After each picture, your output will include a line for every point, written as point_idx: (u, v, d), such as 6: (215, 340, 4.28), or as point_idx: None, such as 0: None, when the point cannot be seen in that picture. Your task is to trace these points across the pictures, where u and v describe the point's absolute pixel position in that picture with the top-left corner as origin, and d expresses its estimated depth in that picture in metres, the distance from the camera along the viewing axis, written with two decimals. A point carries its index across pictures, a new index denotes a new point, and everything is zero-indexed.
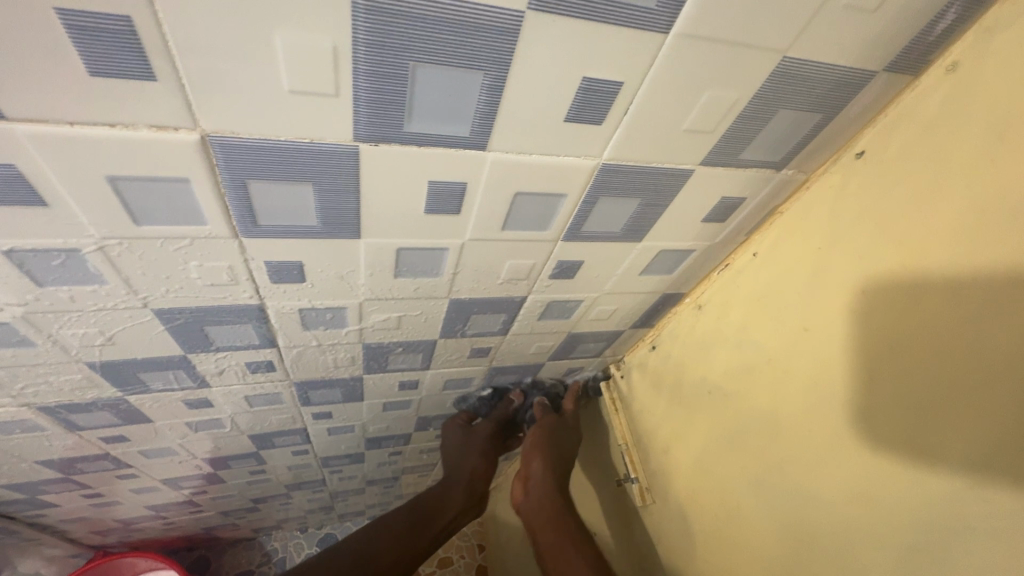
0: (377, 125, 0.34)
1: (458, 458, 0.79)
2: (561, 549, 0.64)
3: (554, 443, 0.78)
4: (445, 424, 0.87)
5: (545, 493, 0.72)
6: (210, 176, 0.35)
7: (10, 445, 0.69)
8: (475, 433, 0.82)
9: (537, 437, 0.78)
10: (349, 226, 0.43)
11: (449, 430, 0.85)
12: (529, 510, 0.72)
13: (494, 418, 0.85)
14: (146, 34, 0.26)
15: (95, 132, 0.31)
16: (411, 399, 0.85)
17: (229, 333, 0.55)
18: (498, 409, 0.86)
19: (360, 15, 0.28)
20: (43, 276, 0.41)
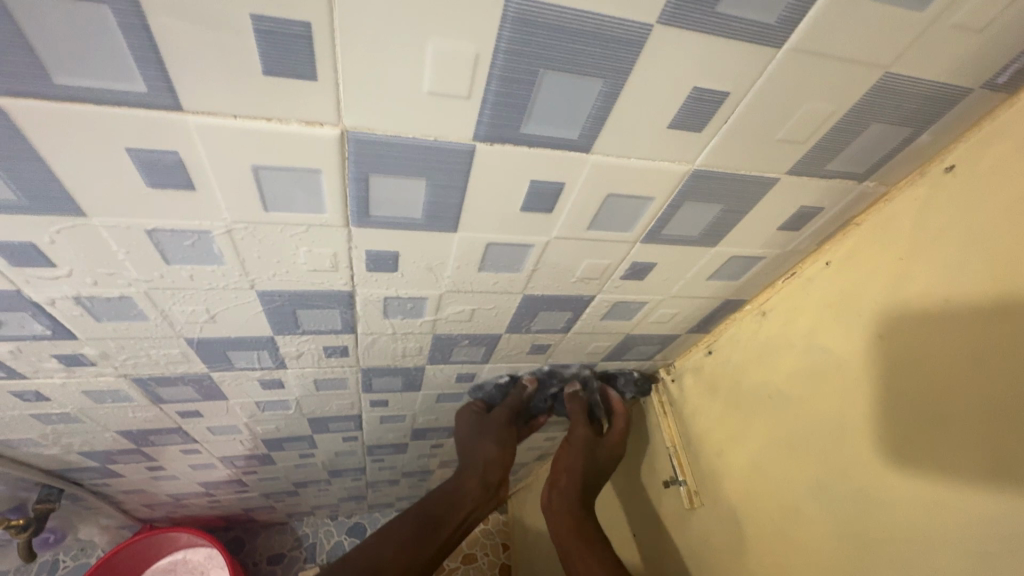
0: (496, 126, 0.37)
1: (472, 446, 0.79)
2: (582, 558, 0.66)
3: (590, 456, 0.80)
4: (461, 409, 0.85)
5: (571, 505, 0.74)
6: (339, 168, 0.38)
7: (98, 414, 0.74)
8: (491, 419, 0.81)
9: (575, 451, 0.79)
10: (449, 221, 0.46)
11: (463, 417, 0.84)
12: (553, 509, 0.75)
13: (508, 405, 0.82)
14: (319, 39, 0.30)
15: (254, 124, 0.34)
16: (464, 392, 0.87)
17: (317, 317, 0.58)
18: (512, 395, 0.84)
19: (506, 26, 0.30)
20: (172, 255, 0.45)
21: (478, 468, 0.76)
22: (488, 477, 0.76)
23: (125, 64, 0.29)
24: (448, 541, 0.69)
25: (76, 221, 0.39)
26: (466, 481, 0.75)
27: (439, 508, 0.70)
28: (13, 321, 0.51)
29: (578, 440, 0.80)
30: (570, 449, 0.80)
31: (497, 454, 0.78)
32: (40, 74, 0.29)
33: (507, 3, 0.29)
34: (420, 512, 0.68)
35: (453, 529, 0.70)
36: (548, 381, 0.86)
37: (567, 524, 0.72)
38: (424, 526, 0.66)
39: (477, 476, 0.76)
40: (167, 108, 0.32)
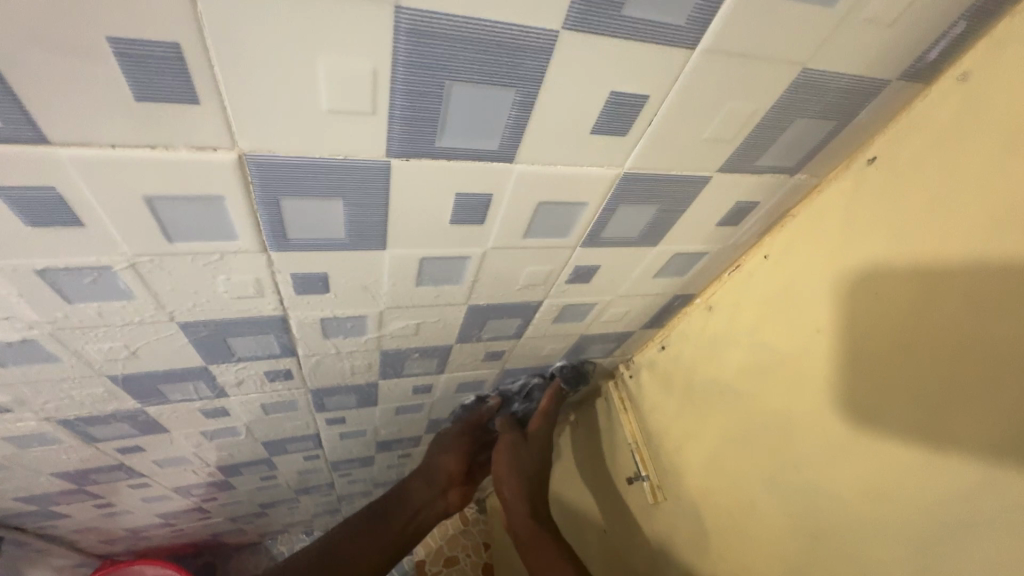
0: (409, 141, 0.35)
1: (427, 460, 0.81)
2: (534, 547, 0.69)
3: (519, 460, 0.78)
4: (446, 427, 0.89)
5: (524, 508, 0.74)
6: (244, 193, 0.36)
7: (26, 459, 0.69)
8: (444, 434, 0.84)
9: (507, 458, 0.78)
10: (376, 238, 0.43)
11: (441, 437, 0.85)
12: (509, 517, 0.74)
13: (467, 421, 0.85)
14: (192, 60, 0.27)
15: (136, 153, 0.31)
16: (423, 402, 0.85)
17: (252, 344, 0.55)
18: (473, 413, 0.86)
19: (401, 38, 0.28)
20: (75, 293, 0.41)
21: (424, 471, 0.80)
22: (432, 480, 0.79)
23: None
24: (402, 535, 0.72)
25: None
26: (411, 481, 0.78)
27: (383, 506, 0.73)
28: None
29: (506, 444, 0.80)
30: (501, 466, 0.78)
31: (442, 459, 0.81)
32: None
33: (398, 13, 0.27)
34: (367, 512, 0.72)
35: (404, 524, 0.73)
36: (512, 397, 0.89)
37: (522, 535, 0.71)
38: (375, 520, 0.71)
39: (421, 476, 0.79)
40: (32, 142, 0.29)
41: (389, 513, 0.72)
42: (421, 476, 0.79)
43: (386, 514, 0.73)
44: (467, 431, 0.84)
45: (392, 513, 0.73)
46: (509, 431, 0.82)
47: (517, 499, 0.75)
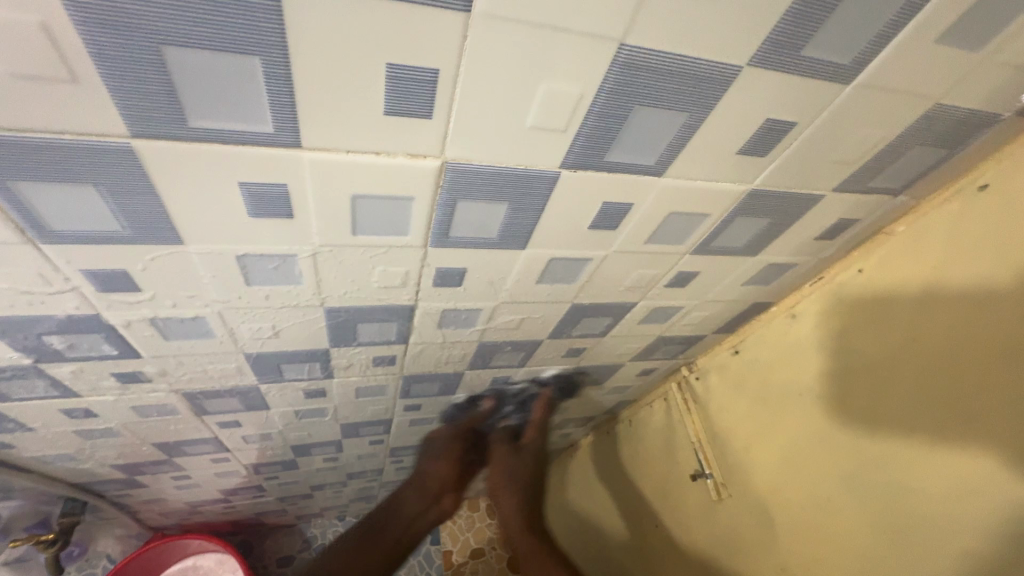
0: (584, 154, 0.39)
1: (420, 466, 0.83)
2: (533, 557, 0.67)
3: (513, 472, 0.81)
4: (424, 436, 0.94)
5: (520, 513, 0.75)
6: (432, 195, 0.40)
7: (139, 427, 0.74)
8: (439, 435, 0.88)
9: (501, 469, 0.82)
10: (521, 239, 0.48)
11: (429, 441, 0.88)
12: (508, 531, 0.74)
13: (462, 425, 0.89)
14: (443, 82, 0.32)
15: (362, 158, 0.36)
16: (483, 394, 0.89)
17: (375, 329, 0.60)
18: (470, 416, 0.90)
19: (613, 69, 0.33)
20: (255, 276, 0.46)
21: (415, 479, 0.80)
22: (426, 489, 0.79)
23: (257, 106, 0.30)
24: (393, 551, 0.71)
25: (172, 249, 0.40)
26: (404, 493, 0.78)
27: (379, 519, 0.73)
28: (83, 344, 0.51)
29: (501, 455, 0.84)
30: (498, 481, 0.81)
31: (433, 468, 0.82)
32: (179, 118, 0.30)
33: (619, 49, 0.32)
34: (360, 527, 0.72)
35: (394, 541, 0.71)
36: (503, 400, 0.91)
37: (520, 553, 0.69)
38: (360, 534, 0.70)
39: (414, 487, 0.79)
40: (287, 146, 0.34)
41: (376, 528, 0.72)
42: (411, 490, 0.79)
43: (378, 526, 0.73)
44: (461, 436, 0.87)
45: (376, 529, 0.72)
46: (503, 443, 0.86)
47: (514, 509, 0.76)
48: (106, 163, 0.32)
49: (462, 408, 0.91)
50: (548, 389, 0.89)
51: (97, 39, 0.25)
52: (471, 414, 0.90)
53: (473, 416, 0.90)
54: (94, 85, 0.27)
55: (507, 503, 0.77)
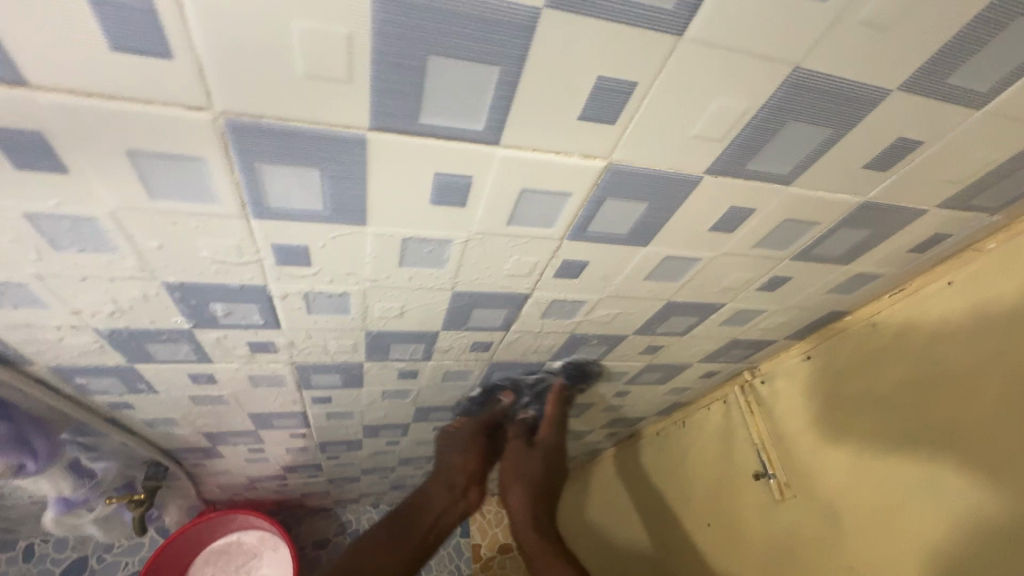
0: (729, 161, 0.44)
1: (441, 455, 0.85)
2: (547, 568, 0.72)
3: (527, 467, 0.83)
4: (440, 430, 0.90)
5: (528, 516, 0.78)
6: (586, 192, 0.45)
7: (244, 396, 0.79)
8: (456, 433, 0.86)
9: (513, 463, 0.83)
10: (646, 236, 0.52)
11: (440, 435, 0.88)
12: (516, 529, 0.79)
13: (484, 418, 0.88)
14: (636, 94, 0.36)
15: (543, 157, 0.41)
16: (542, 379, 0.86)
17: (485, 315, 0.65)
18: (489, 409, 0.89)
19: (782, 88, 0.37)
20: (408, 258, 0.51)
21: (443, 473, 0.83)
22: (452, 482, 0.82)
23: (479, 108, 0.36)
24: (425, 539, 0.77)
25: (353, 229, 0.46)
26: (431, 486, 0.81)
27: (407, 512, 0.78)
28: (239, 312, 0.56)
29: (516, 447, 0.85)
30: (508, 477, 0.83)
31: (455, 461, 0.83)
32: (413, 115, 0.35)
33: (794, 71, 0.36)
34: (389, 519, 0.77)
35: (428, 528, 0.78)
36: (522, 390, 0.89)
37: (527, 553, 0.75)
38: (392, 526, 0.75)
39: (442, 482, 0.82)
40: (488, 143, 0.39)
41: (408, 521, 0.77)
42: (439, 482, 0.82)
43: (404, 521, 0.77)
44: (483, 431, 0.87)
45: (412, 524, 0.77)
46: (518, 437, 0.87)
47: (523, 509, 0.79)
48: (338, 151, 0.37)
49: (480, 401, 0.90)
50: (559, 380, 0.86)
51: (381, 46, 0.31)
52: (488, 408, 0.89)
53: (489, 410, 0.89)
54: (360, 85, 0.33)
55: (512, 501, 0.81)
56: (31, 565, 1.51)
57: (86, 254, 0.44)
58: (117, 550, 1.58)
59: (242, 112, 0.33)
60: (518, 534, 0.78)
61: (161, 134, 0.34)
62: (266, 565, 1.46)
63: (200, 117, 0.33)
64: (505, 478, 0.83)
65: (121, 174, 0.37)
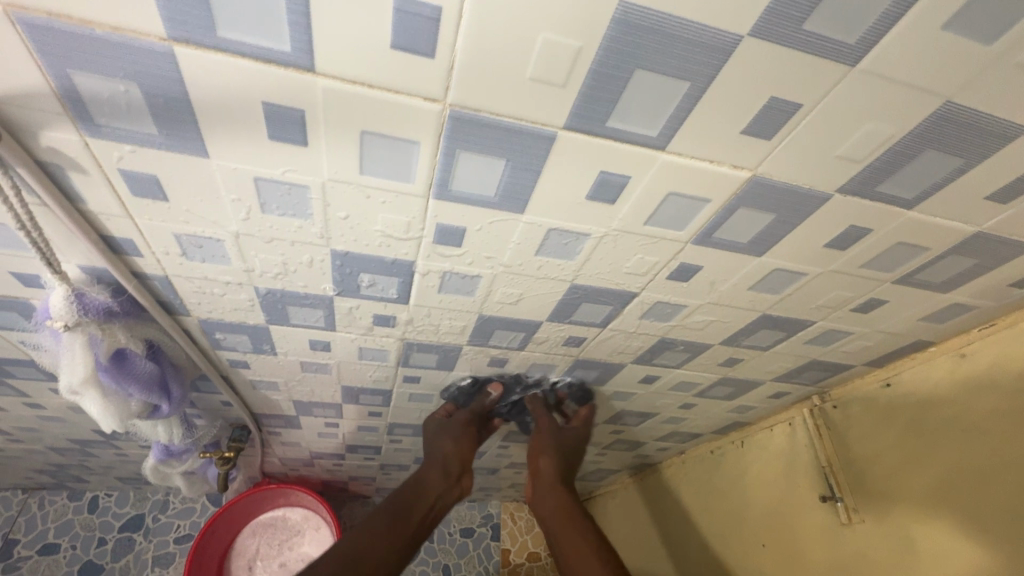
0: (861, 182, 0.48)
1: (434, 442, 0.85)
2: (567, 526, 0.74)
3: (558, 443, 0.87)
4: (425, 419, 0.92)
5: (554, 482, 0.82)
6: (723, 200, 0.50)
7: (346, 367, 0.86)
8: (454, 421, 0.88)
9: (547, 438, 0.87)
10: (763, 247, 0.57)
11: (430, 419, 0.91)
12: (539, 501, 0.81)
13: (473, 410, 0.90)
14: (797, 115, 0.42)
15: (698, 164, 0.46)
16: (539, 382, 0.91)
17: (590, 310, 0.70)
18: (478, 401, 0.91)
19: (929, 118, 0.42)
20: (545, 248, 0.56)
21: (439, 459, 0.82)
22: (450, 468, 0.82)
23: (660, 117, 0.41)
24: (424, 520, 0.73)
25: (510, 217, 0.52)
26: (428, 471, 0.80)
27: (406, 498, 0.74)
28: (380, 284, 0.63)
29: (546, 426, 0.89)
30: (538, 446, 0.87)
31: (448, 447, 0.84)
32: (603, 118, 0.41)
33: (944, 104, 0.41)
34: (386, 506, 0.72)
35: (422, 514, 0.74)
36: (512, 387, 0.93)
37: (549, 513, 0.79)
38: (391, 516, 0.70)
39: (438, 467, 0.81)
40: (655, 148, 0.44)
41: (404, 511, 0.72)
42: (438, 467, 0.81)
43: (405, 507, 0.73)
44: (473, 422, 0.89)
45: (408, 509, 0.72)
46: (546, 417, 0.90)
47: (551, 474, 0.82)
48: (529, 145, 0.43)
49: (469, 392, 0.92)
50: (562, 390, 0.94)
51: (601, 59, 0.37)
52: (478, 400, 0.92)
53: (478, 402, 0.91)
54: (571, 90, 0.39)
55: (540, 468, 0.84)
56: (94, 517, 1.59)
57: (284, 217, 0.51)
58: (170, 512, 1.63)
59: (467, 106, 0.40)
60: (540, 496, 0.82)
61: (394, 119, 0.41)
62: (306, 545, 1.43)
63: (432, 107, 0.40)
64: (532, 448, 0.86)
65: (347, 150, 0.44)
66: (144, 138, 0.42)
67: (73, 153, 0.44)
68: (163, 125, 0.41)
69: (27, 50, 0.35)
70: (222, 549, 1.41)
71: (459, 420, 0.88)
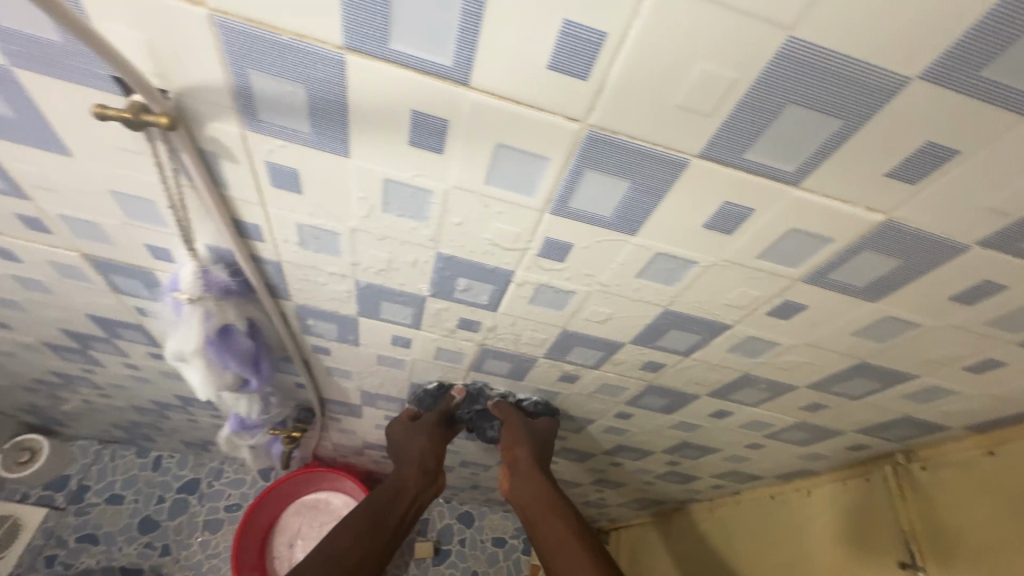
0: (1006, 238, 0.46)
1: (406, 441, 0.89)
2: (547, 519, 0.81)
3: (531, 435, 0.88)
4: (388, 423, 0.94)
5: (536, 477, 0.85)
6: (847, 241, 0.48)
7: (419, 364, 0.88)
8: (420, 424, 0.91)
9: (519, 430, 0.87)
10: (879, 292, 0.54)
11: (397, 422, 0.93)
12: (517, 489, 0.87)
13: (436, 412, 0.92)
14: (951, 163, 0.40)
15: (829, 203, 0.45)
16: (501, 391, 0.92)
17: (677, 338, 0.68)
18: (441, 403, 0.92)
19: None
20: (647, 271, 0.56)
21: (415, 460, 0.87)
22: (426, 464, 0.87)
23: (799, 153, 0.41)
24: (402, 520, 0.81)
25: (620, 237, 0.52)
26: (405, 472, 0.86)
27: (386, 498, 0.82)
28: (473, 290, 0.65)
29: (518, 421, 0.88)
30: (511, 438, 0.87)
31: (416, 444, 0.88)
32: (740, 150, 0.41)
33: None
34: (364, 509, 0.79)
35: (401, 514, 0.82)
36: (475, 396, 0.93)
37: (526, 505, 0.85)
38: (374, 518, 0.78)
39: (415, 466, 0.86)
40: (788, 183, 0.43)
41: (383, 516, 0.79)
42: (413, 468, 0.86)
43: (385, 510, 0.80)
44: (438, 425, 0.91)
45: (386, 511, 0.80)
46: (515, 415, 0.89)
47: (529, 467, 0.85)
48: (658, 169, 0.44)
49: (433, 396, 0.94)
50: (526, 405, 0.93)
51: (752, 92, 0.37)
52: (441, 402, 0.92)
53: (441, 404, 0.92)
54: (714, 120, 0.39)
55: (516, 458, 0.87)
56: (157, 475, 1.70)
57: (401, 218, 0.54)
58: (224, 480, 1.71)
59: (606, 127, 0.41)
60: (520, 488, 0.86)
61: (532, 135, 0.42)
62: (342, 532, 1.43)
63: (571, 126, 0.41)
64: (506, 441, 0.88)
65: (478, 160, 0.45)
66: (296, 135, 0.46)
67: (229, 143, 0.48)
68: (315, 124, 0.44)
69: (218, 50, 0.39)
70: (269, 520, 1.47)
71: (426, 422, 0.91)
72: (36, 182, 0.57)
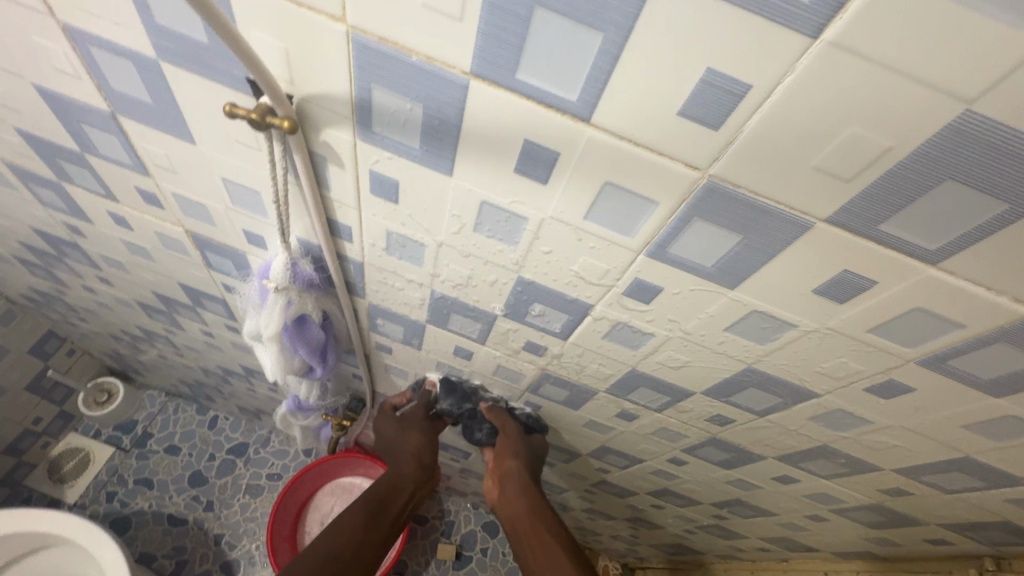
0: None
1: (401, 436, 0.89)
2: (533, 530, 0.78)
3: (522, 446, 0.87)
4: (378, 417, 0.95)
5: (524, 484, 0.83)
6: (981, 331, 0.43)
7: (475, 376, 0.88)
8: (409, 419, 0.91)
9: (512, 439, 0.87)
10: (1006, 388, 0.48)
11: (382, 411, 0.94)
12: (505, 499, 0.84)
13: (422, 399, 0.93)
14: None
15: (969, 289, 0.40)
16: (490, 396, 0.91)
17: (755, 397, 0.64)
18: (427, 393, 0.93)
19: None
20: (738, 327, 0.53)
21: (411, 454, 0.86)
22: (421, 459, 0.87)
23: (945, 233, 0.36)
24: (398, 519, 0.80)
25: (715, 289, 0.49)
26: (402, 466, 0.85)
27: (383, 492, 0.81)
28: (546, 316, 0.63)
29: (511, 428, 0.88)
30: (504, 447, 0.87)
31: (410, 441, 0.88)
32: (875, 221, 0.37)
33: None
34: (366, 499, 0.78)
35: (397, 512, 0.80)
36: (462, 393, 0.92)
37: (513, 515, 0.82)
38: (372, 509, 0.77)
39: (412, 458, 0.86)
40: (925, 261, 0.39)
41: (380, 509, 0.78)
42: (409, 462, 0.86)
43: (381, 503, 0.79)
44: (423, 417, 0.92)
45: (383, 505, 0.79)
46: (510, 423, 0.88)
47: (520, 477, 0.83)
48: (776, 228, 0.41)
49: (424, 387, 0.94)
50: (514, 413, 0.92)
51: (904, 164, 0.33)
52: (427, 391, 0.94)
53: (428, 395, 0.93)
54: (853, 186, 0.35)
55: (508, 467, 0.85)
56: (212, 434, 1.80)
57: (489, 239, 0.53)
58: (269, 449, 1.79)
59: (728, 179, 0.38)
60: (507, 499, 0.83)
61: (644, 178, 0.40)
62: None
63: (689, 173, 0.39)
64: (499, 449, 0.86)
65: (581, 195, 0.44)
66: (404, 149, 0.46)
67: (339, 149, 0.49)
68: (425, 141, 0.45)
69: (348, 64, 0.40)
70: (302, 498, 1.49)
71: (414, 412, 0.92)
72: (159, 162, 0.61)
